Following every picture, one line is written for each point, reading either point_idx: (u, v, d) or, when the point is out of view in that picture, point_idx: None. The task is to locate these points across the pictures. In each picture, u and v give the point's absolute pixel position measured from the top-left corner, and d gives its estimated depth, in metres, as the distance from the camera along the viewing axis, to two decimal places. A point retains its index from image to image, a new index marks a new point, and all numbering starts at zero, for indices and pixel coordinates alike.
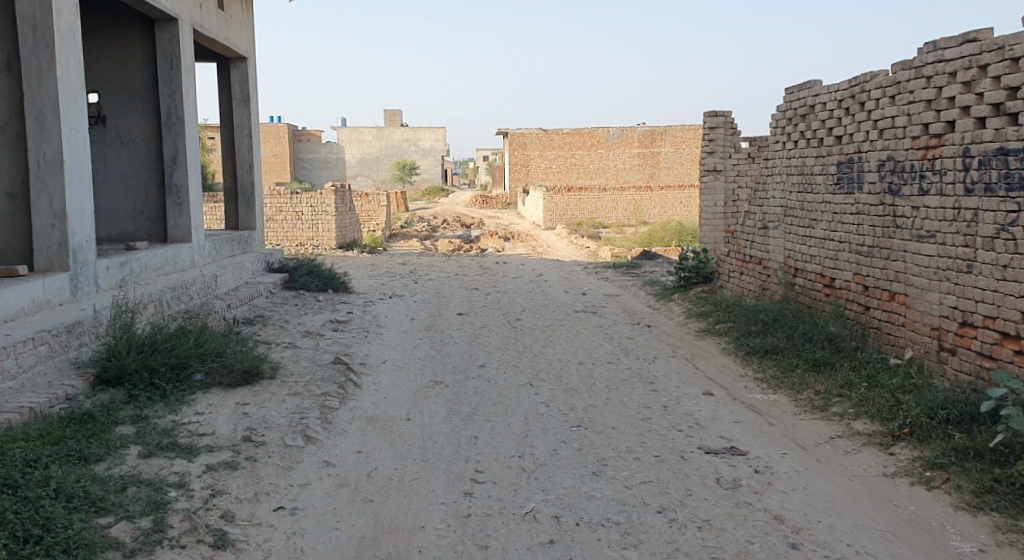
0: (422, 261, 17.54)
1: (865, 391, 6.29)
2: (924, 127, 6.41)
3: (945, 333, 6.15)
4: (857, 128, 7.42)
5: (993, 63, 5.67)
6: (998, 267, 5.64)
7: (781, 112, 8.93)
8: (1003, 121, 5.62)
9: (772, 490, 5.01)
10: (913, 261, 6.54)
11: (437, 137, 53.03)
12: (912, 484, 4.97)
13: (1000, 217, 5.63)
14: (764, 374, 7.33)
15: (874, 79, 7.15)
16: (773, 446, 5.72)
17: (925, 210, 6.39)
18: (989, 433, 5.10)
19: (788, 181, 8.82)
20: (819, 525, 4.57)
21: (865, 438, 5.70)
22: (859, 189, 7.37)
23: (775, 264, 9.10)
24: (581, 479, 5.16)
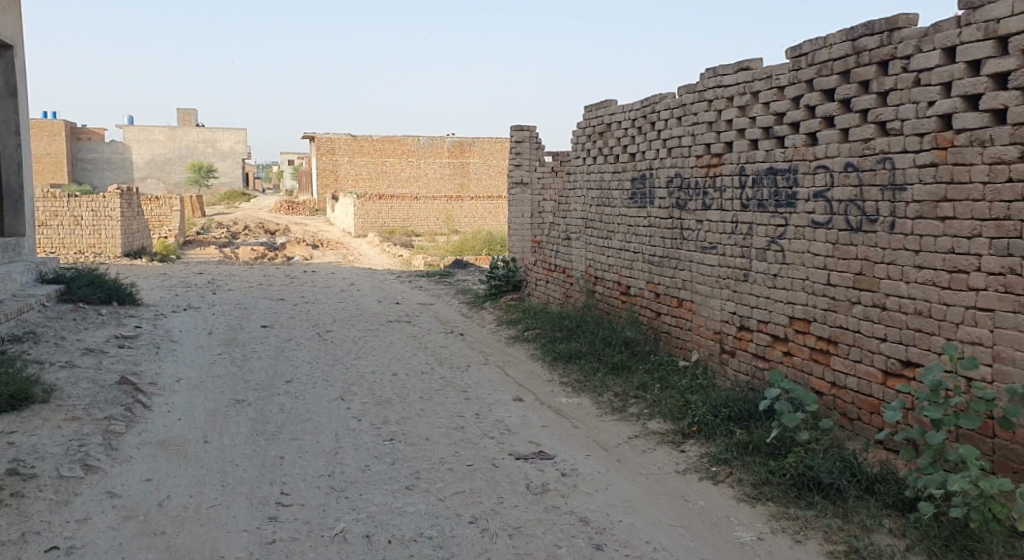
0: (220, 271, 16.81)
1: (657, 392, 6.72)
2: (706, 146, 6.93)
3: (726, 337, 6.69)
4: (648, 146, 7.90)
5: (763, 91, 6.23)
6: (769, 276, 6.19)
7: (581, 128, 9.33)
8: (772, 143, 6.17)
9: (578, 492, 5.24)
10: (698, 270, 7.05)
11: (235, 139, 51.34)
12: (701, 479, 5.36)
13: (770, 230, 6.17)
14: (569, 378, 7.64)
15: (662, 100, 7.64)
16: (577, 449, 5.98)
17: (708, 223, 6.90)
18: (764, 428, 5.60)
19: (588, 194, 9.23)
20: (620, 524, 4.83)
21: (659, 436, 6.08)
22: (650, 203, 7.84)
23: (577, 273, 9.49)
24: (392, 495, 5.16)
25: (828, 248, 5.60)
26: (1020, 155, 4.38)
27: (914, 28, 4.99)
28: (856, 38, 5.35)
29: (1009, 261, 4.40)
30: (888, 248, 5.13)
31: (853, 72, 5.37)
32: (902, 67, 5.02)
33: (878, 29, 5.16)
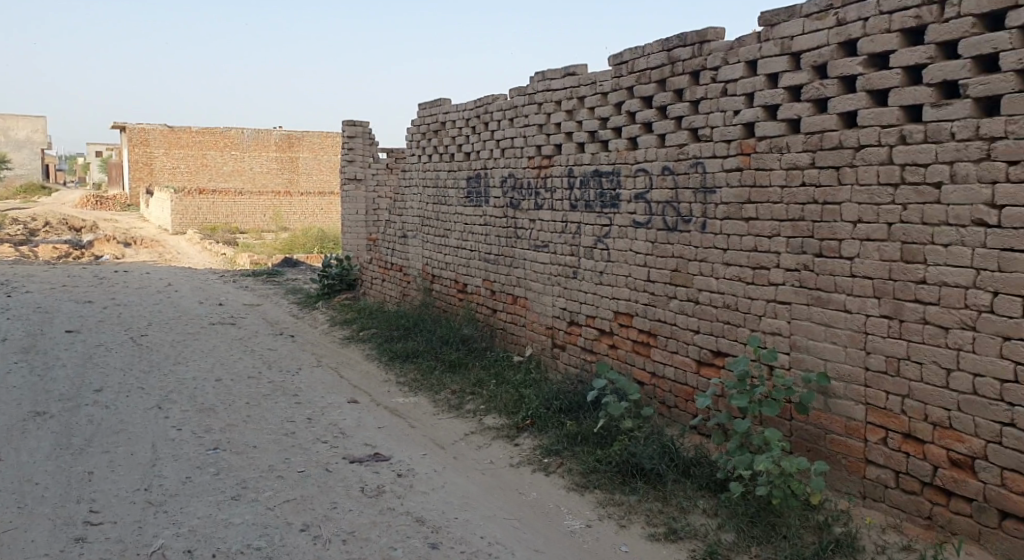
0: (16, 271, 15.57)
1: (493, 388, 6.89)
2: (537, 148, 7.15)
3: (557, 332, 6.94)
4: (482, 146, 8.04)
5: (589, 96, 6.50)
6: (596, 273, 6.47)
7: (415, 126, 9.36)
8: (597, 146, 6.45)
9: (413, 492, 5.30)
10: (531, 268, 7.26)
11: (31, 128, 47.71)
12: (533, 471, 5.56)
13: (597, 230, 6.44)
14: (405, 377, 7.68)
15: (494, 101, 7.79)
16: (413, 448, 6.03)
17: (540, 222, 7.12)
18: (592, 418, 5.88)
19: (424, 192, 9.28)
20: (456, 521, 4.93)
21: (494, 432, 6.24)
22: (485, 202, 7.99)
23: (414, 271, 9.53)
24: (217, 507, 5.03)
25: (648, 246, 5.93)
26: (810, 162, 4.76)
27: (721, 42, 5.36)
28: (671, 49, 5.68)
29: (803, 258, 4.81)
30: (700, 247, 5.49)
31: (668, 81, 5.70)
32: (712, 77, 5.38)
33: (690, 41, 5.51)
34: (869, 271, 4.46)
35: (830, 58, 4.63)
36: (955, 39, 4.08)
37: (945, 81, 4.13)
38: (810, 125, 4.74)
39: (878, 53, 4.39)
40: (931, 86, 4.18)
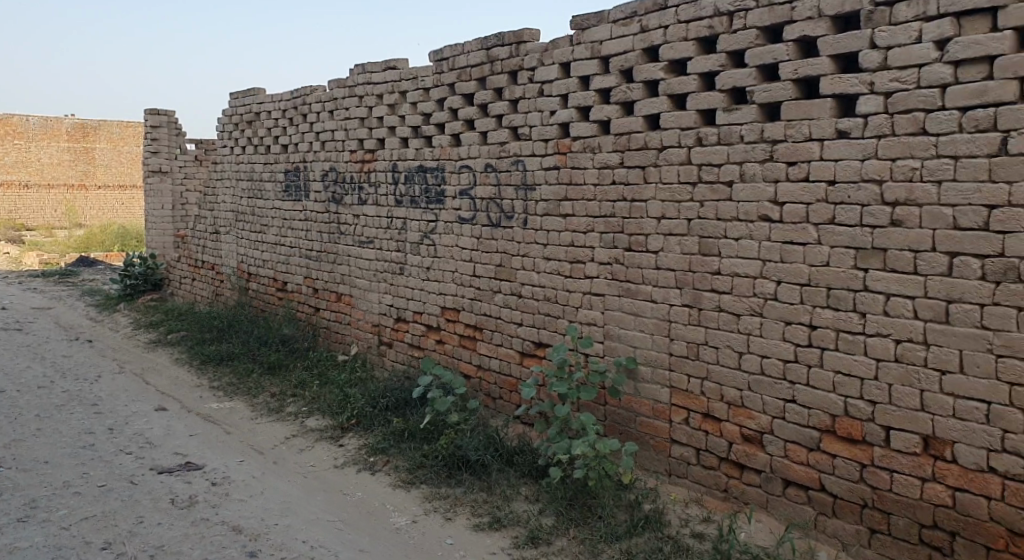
0: None
1: (316, 389, 6.75)
2: (359, 142, 7.07)
3: (383, 329, 6.91)
4: (300, 139, 7.84)
5: (411, 91, 6.50)
6: (423, 269, 6.48)
7: (227, 116, 8.97)
8: (421, 142, 6.47)
9: (229, 501, 5.11)
10: (355, 265, 7.18)
11: None
12: (358, 471, 5.52)
13: (423, 226, 6.45)
14: (220, 381, 7.36)
15: (312, 93, 7.62)
16: (229, 455, 5.81)
17: (364, 217, 7.05)
18: (418, 414, 5.91)
19: (238, 186, 8.92)
20: (276, 527, 4.80)
21: (317, 433, 6.12)
22: (305, 197, 7.80)
23: (228, 269, 9.15)
24: (3, 531, 4.62)
25: (473, 242, 6.01)
26: (619, 161, 5.00)
27: (537, 43, 5.53)
28: (490, 47, 5.79)
29: (615, 252, 5.05)
30: (522, 242, 5.63)
31: (488, 79, 5.81)
32: (528, 77, 5.53)
33: (507, 40, 5.64)
34: (672, 264, 4.75)
35: (635, 63, 4.89)
36: (743, 49, 4.38)
37: (735, 88, 4.45)
38: (619, 126, 4.99)
39: (677, 59, 4.68)
40: (723, 92, 4.49)
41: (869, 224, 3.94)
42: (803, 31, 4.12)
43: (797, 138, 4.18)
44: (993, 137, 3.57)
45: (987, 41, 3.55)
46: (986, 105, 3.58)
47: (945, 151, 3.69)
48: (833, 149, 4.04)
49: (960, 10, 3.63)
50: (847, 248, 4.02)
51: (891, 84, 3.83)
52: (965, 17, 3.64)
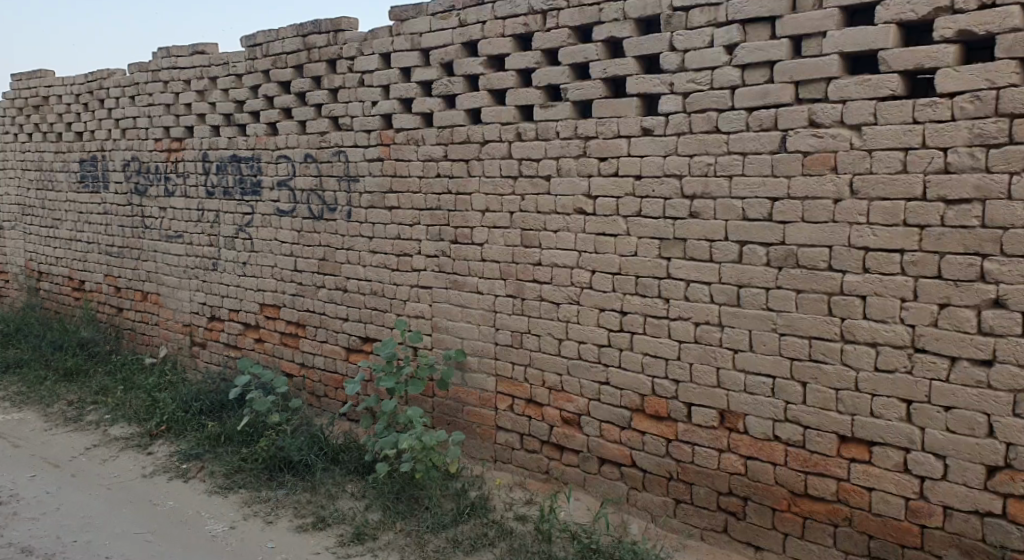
0: None
1: (120, 395, 6.37)
2: (165, 130, 6.74)
3: (196, 329, 6.64)
4: (97, 126, 7.35)
5: (222, 77, 6.28)
6: (239, 264, 6.28)
7: (8, 100, 8.25)
8: (234, 131, 6.26)
9: (20, 520, 4.74)
10: (163, 262, 6.84)
11: None
12: (170, 479, 5.28)
13: (238, 219, 6.25)
14: (6, 391, 6.77)
15: (110, 76, 7.17)
16: (19, 471, 5.38)
17: (172, 210, 6.73)
18: (236, 417, 5.74)
19: (22, 177, 8.24)
20: (75, 544, 4.51)
21: (122, 442, 5.79)
22: (103, 188, 7.33)
23: (14, 268, 8.44)
24: None
25: (294, 235, 5.90)
26: (443, 154, 5.10)
27: (355, 32, 5.51)
28: (307, 35, 5.71)
29: (441, 245, 5.14)
30: (346, 235, 5.60)
31: (305, 67, 5.73)
32: (348, 67, 5.51)
33: (325, 28, 5.60)
34: (495, 256, 4.89)
35: (455, 57, 5.00)
36: (557, 47, 4.59)
37: (550, 85, 4.65)
38: (440, 119, 5.08)
39: (495, 55, 4.83)
40: (539, 88, 4.69)
41: (672, 216, 4.24)
42: (610, 32, 4.37)
43: (607, 135, 4.43)
44: (774, 135, 3.92)
45: (767, 47, 3.91)
46: (768, 105, 3.94)
47: (734, 148, 4.04)
48: (639, 146, 4.33)
49: (744, 18, 3.97)
50: (653, 238, 4.31)
51: (688, 86, 4.16)
52: (749, 24, 3.98)
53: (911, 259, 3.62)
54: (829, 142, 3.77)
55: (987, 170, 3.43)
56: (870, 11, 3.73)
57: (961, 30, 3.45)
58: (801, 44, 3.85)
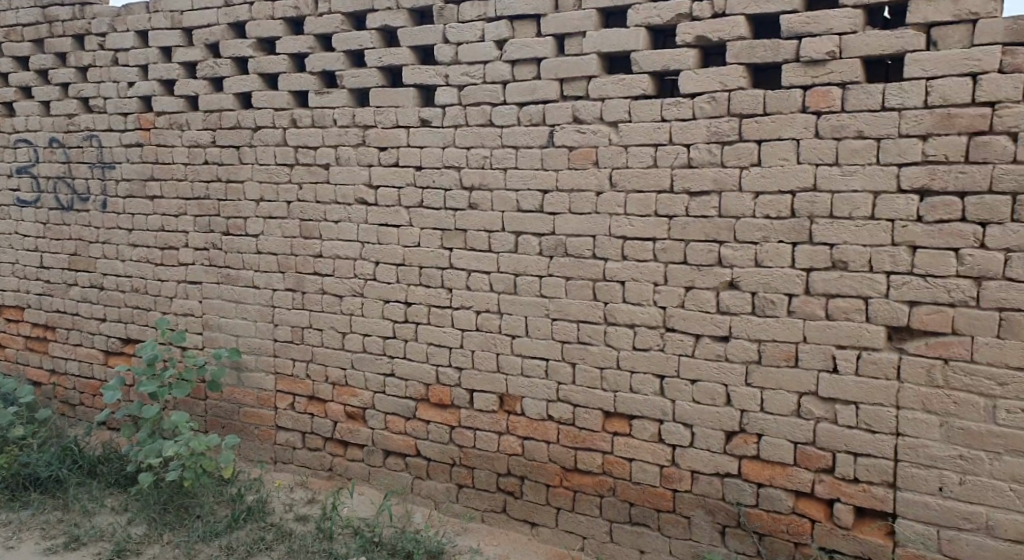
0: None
1: None
2: None
3: None
4: None
5: None
6: None
7: None
8: None
9: None
10: None
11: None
12: None
13: None
14: None
15: None
16: None
17: None
18: None
19: None
20: None
21: None
22: None
23: None
24: None
25: (39, 228, 5.55)
26: (210, 140, 5.02)
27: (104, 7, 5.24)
28: (45, 6, 5.38)
29: (211, 238, 5.07)
30: (102, 227, 5.35)
31: (46, 42, 5.39)
32: (98, 44, 5.25)
33: (68, 2, 5.29)
34: (272, 248, 4.92)
35: (220, 37, 4.94)
36: (329, 32, 4.70)
37: (324, 71, 4.75)
38: (207, 102, 5.01)
39: (264, 37, 4.84)
40: (313, 75, 4.77)
41: (451, 207, 4.51)
42: (383, 21, 4.56)
43: (385, 124, 4.62)
44: (542, 130, 4.28)
45: (533, 45, 4.25)
46: (536, 101, 4.29)
47: (507, 141, 4.36)
48: (416, 137, 4.55)
49: (511, 15, 4.28)
50: (434, 229, 4.56)
51: (462, 79, 4.43)
52: (516, 21, 4.30)
53: (662, 246, 4.07)
54: (591, 138, 4.18)
55: (722, 165, 3.94)
56: (623, 15, 4.16)
57: (699, 36, 3.94)
58: (564, 43, 4.22)
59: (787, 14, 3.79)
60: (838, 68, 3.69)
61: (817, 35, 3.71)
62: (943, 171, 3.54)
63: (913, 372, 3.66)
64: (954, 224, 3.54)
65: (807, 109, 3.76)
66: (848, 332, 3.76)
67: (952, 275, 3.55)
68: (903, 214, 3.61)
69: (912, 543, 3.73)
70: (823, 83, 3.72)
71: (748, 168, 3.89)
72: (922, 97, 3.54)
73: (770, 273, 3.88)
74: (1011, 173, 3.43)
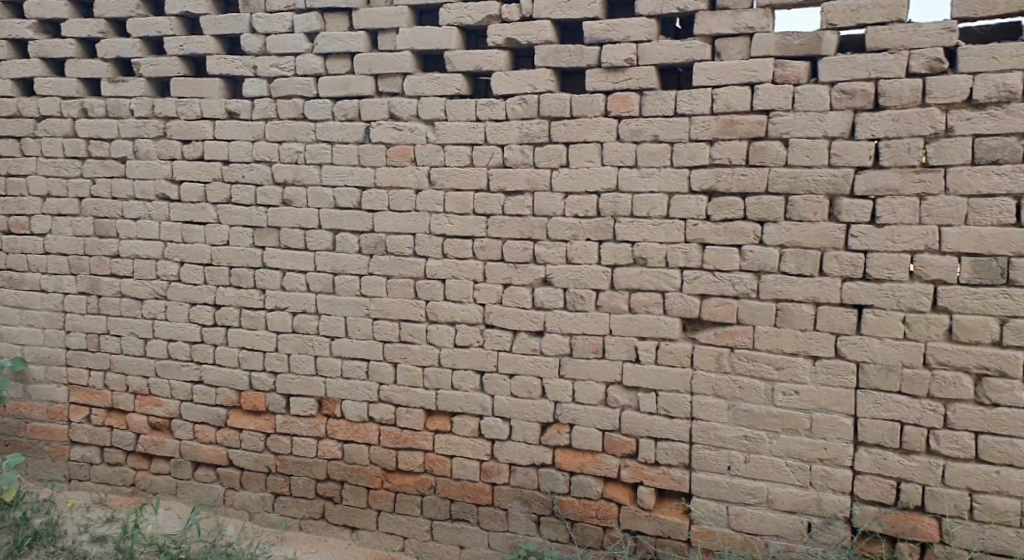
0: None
1: None
2: None
3: None
4: None
5: None
6: None
7: None
8: None
9: None
10: None
11: None
12: None
13: None
14: None
15: None
16: None
17: None
18: None
19: None
20: None
21: None
22: None
23: None
24: None
25: None
26: None
27: None
28: None
29: None
30: None
31: None
32: None
33: None
34: (61, 248, 4.63)
35: None
36: (123, 16, 4.45)
37: (118, 58, 4.49)
38: None
39: (47, 18, 4.52)
40: (106, 61, 4.49)
41: (263, 204, 4.39)
42: (184, 7, 4.36)
43: (189, 116, 4.42)
44: (357, 126, 4.26)
45: (345, 39, 4.21)
46: (350, 97, 4.25)
47: (321, 136, 4.30)
48: (223, 129, 4.39)
49: (321, 7, 4.23)
50: (244, 227, 4.41)
51: (270, 70, 4.31)
52: (327, 13, 4.25)
53: (480, 245, 4.15)
54: (407, 135, 4.20)
55: (534, 166, 4.07)
56: (435, 14, 4.22)
57: (508, 38, 4.06)
58: (376, 39, 4.22)
59: (589, 21, 3.96)
60: (636, 75, 3.91)
61: (615, 43, 3.93)
62: (727, 173, 3.82)
63: (704, 359, 3.93)
64: (736, 222, 3.82)
65: (609, 113, 3.96)
66: (647, 324, 3.98)
67: (736, 270, 3.84)
68: (694, 213, 3.87)
69: (704, 520, 4.00)
70: (623, 89, 3.94)
71: (558, 169, 4.04)
72: (708, 104, 3.82)
73: (579, 270, 4.04)
74: (785, 175, 3.74)
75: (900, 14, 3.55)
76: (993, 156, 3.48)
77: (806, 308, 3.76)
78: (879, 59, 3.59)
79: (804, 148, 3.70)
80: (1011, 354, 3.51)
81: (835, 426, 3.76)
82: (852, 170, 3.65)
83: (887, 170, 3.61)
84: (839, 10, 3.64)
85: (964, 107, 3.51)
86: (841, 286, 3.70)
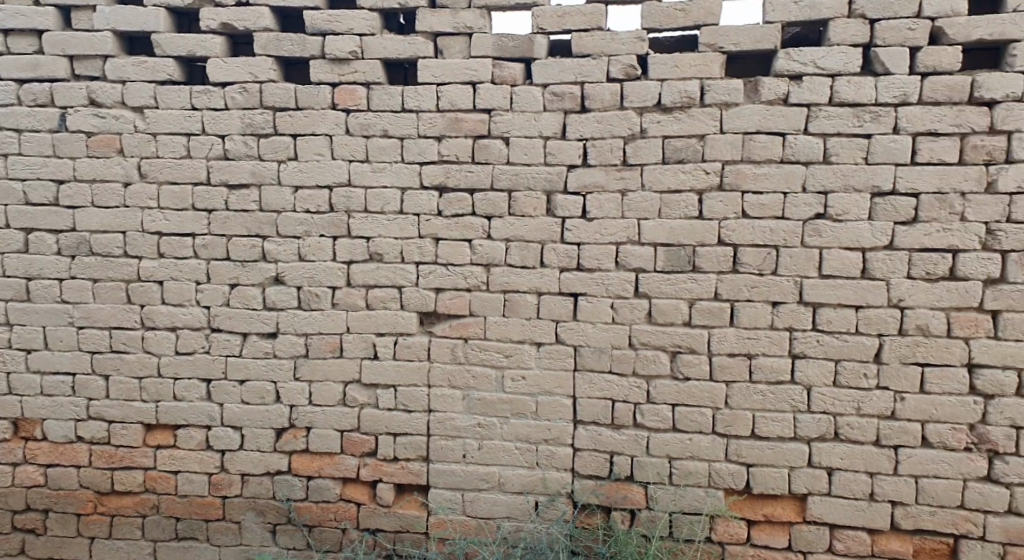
0: None
1: None
2: None
3: None
4: None
5: None
6: None
7: None
8: None
9: None
10: None
11: None
12: None
13: None
14: None
15: None
16: None
17: None
18: None
19: None
20: None
21: None
22: None
23: None
24: None
25: None
26: None
27: None
28: None
29: None
30: None
31: None
32: None
33: None
34: None
35: None
36: None
37: None
38: None
39: None
40: None
41: None
42: None
43: None
44: (51, 112, 3.96)
45: (31, 14, 3.91)
46: (40, 79, 3.95)
47: (5, 124, 3.96)
48: None
49: None
50: None
51: None
52: None
53: (203, 243, 3.98)
54: (111, 123, 3.95)
55: (260, 158, 3.94)
56: None
57: (223, 23, 3.91)
58: (70, 16, 3.94)
59: (309, 10, 3.91)
60: (361, 68, 3.90)
61: (338, 34, 3.89)
62: (455, 170, 3.92)
63: (440, 352, 4.01)
64: (465, 217, 3.94)
65: (336, 106, 3.92)
66: (384, 321, 4.00)
67: (468, 264, 3.96)
68: (425, 209, 3.94)
69: (440, 510, 4.08)
70: (349, 82, 3.91)
71: (286, 162, 3.94)
72: (433, 101, 3.90)
73: (312, 266, 3.97)
74: (506, 173, 3.91)
75: (599, 22, 3.86)
76: (677, 156, 3.85)
77: (529, 298, 3.96)
78: (583, 64, 3.87)
79: (522, 147, 3.90)
80: (698, 333, 3.90)
81: (556, 407, 4.00)
82: (564, 168, 3.90)
83: (594, 169, 3.89)
84: (546, 15, 3.88)
85: (654, 111, 3.86)
86: (559, 277, 3.94)
